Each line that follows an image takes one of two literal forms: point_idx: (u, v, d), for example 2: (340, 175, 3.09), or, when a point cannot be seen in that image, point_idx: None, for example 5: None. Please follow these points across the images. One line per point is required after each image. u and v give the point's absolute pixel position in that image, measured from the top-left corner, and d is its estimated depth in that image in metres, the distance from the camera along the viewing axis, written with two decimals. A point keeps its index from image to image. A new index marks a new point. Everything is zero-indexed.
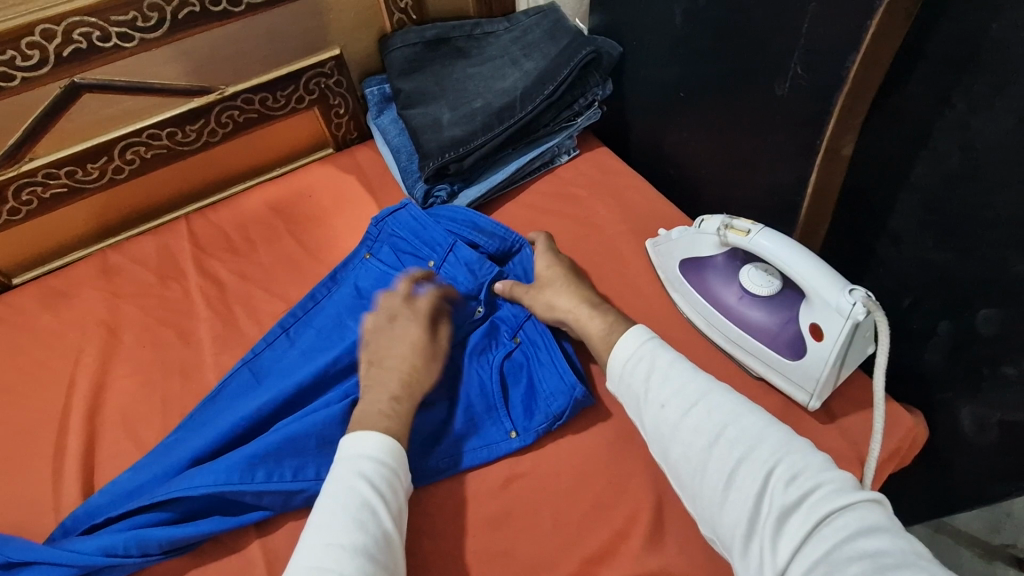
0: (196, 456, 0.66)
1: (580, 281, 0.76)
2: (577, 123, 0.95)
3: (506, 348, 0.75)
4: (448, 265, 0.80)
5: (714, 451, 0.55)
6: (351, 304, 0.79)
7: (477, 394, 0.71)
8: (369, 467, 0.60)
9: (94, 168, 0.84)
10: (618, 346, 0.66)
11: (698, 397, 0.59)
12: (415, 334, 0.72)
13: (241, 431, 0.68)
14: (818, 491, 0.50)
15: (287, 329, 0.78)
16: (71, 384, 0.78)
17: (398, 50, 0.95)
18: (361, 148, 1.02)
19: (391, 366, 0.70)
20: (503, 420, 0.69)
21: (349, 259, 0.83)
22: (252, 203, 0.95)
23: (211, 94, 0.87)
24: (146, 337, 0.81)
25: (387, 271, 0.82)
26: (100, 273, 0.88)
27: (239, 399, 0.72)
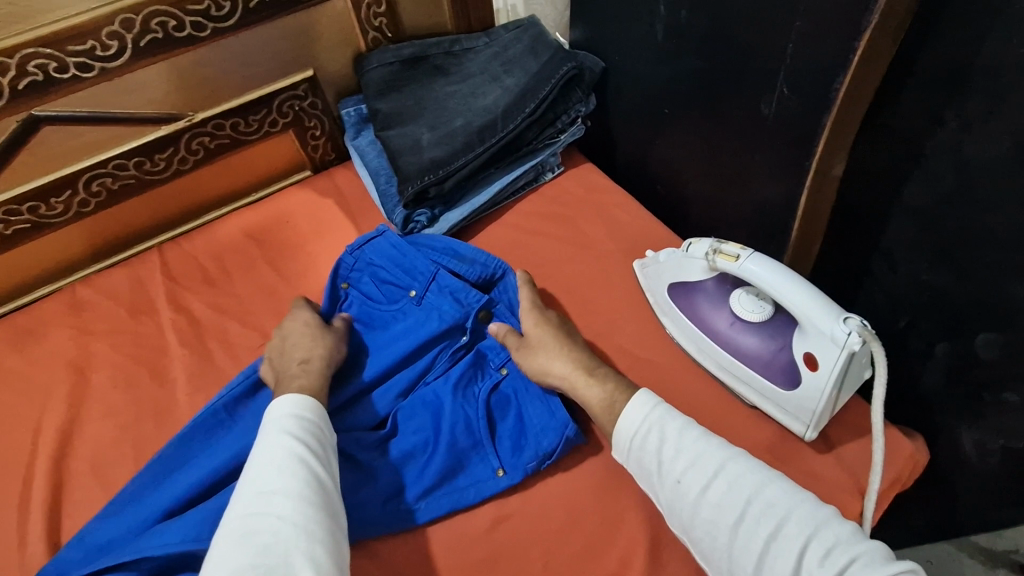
0: (169, 507, 0.63)
1: (573, 340, 0.71)
2: (560, 140, 0.92)
3: (493, 379, 0.72)
4: (430, 295, 0.78)
5: (740, 529, 0.53)
6: None
7: (460, 425, 0.68)
8: (298, 423, 0.61)
9: (58, 202, 0.81)
10: (623, 419, 0.62)
11: (717, 468, 0.57)
12: (308, 319, 0.75)
13: (215, 480, 0.65)
14: (853, 566, 0.48)
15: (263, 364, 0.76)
16: (38, 430, 0.74)
17: (374, 69, 0.92)
18: (339, 169, 0.99)
19: (289, 349, 0.71)
20: (490, 458, 0.67)
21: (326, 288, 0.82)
22: (227, 231, 0.92)
23: (180, 121, 0.84)
24: (117, 377, 0.78)
25: (369, 302, 0.80)
26: (68, 310, 0.85)
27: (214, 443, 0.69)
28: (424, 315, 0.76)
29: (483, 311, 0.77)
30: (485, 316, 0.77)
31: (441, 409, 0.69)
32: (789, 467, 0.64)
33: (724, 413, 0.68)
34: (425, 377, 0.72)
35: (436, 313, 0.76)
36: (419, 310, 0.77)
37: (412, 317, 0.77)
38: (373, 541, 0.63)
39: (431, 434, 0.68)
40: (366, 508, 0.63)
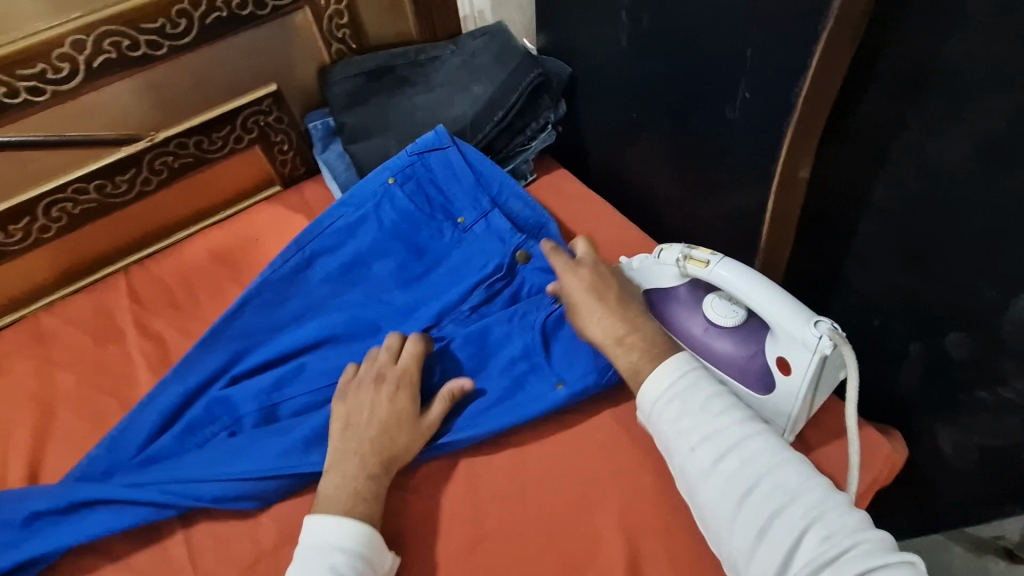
0: (250, 398, 0.73)
1: (621, 304, 0.68)
2: (532, 147, 0.91)
3: (546, 310, 0.75)
4: (478, 226, 0.83)
5: (747, 503, 0.52)
6: (378, 238, 0.83)
7: (516, 350, 0.73)
8: (337, 555, 0.57)
9: (18, 228, 0.79)
10: (648, 383, 0.61)
11: (734, 443, 0.55)
12: (405, 412, 0.66)
13: (283, 379, 0.74)
14: (852, 550, 0.48)
15: (312, 261, 0.82)
16: (2, 467, 0.72)
17: (338, 84, 0.90)
18: (309, 184, 0.98)
19: (376, 443, 0.64)
20: (548, 375, 0.71)
21: (371, 183, 0.84)
22: (195, 251, 0.90)
23: (141, 141, 0.82)
24: (84, 408, 0.77)
25: (418, 229, 0.84)
26: (31, 340, 0.82)
27: (283, 338, 0.78)
28: (468, 248, 0.82)
29: (521, 250, 0.81)
30: (524, 256, 0.81)
31: (491, 330, 0.74)
32: None
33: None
34: (465, 303, 0.78)
35: (481, 247, 0.82)
36: (465, 250, 0.82)
37: (454, 241, 0.83)
38: None
39: (484, 360, 0.73)
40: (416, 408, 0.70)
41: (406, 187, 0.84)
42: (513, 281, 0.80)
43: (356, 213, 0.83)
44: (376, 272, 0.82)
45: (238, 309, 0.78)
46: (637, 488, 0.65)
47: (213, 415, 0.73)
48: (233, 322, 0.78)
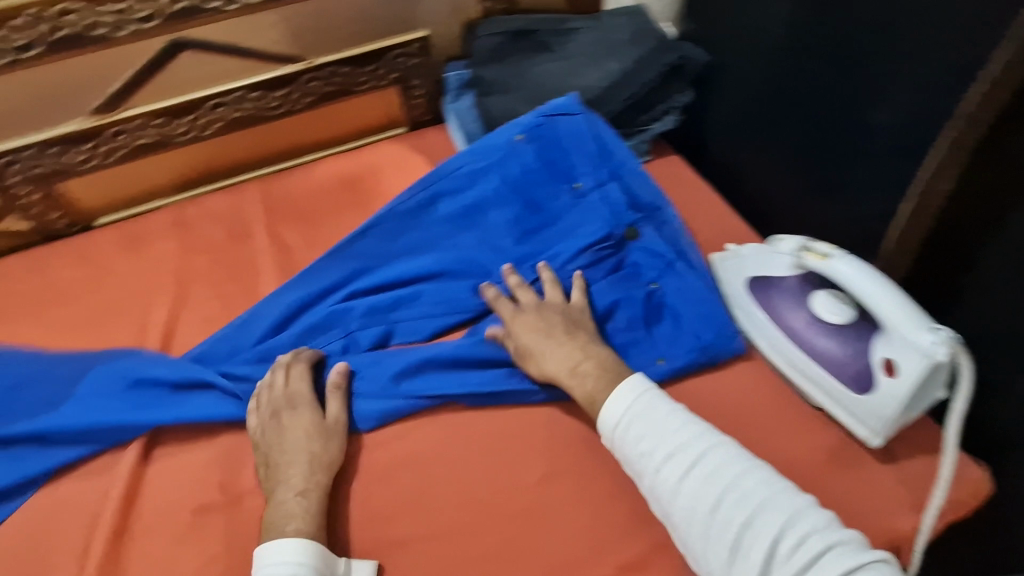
0: (363, 313, 0.80)
1: (571, 337, 0.73)
2: (652, 128, 0.95)
3: (645, 290, 0.80)
4: (593, 193, 0.87)
5: (716, 518, 0.57)
6: (497, 190, 0.88)
7: (622, 324, 0.77)
8: (296, 571, 0.59)
9: (183, 123, 0.88)
10: (605, 410, 0.66)
11: (698, 457, 0.60)
12: (308, 420, 0.70)
13: (397, 302, 0.81)
14: (823, 552, 0.53)
15: (435, 200, 0.89)
16: (144, 328, 0.83)
17: (483, 38, 0.95)
18: (432, 130, 1.03)
19: (296, 460, 0.68)
20: (649, 351, 0.75)
21: (499, 139, 0.90)
22: (324, 173, 0.98)
23: (300, 64, 0.89)
24: (216, 292, 0.86)
25: (539, 190, 0.89)
26: (175, 225, 0.92)
27: (398, 266, 0.84)
28: (581, 213, 0.87)
29: (632, 228, 0.85)
30: (634, 233, 0.85)
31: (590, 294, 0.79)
32: (847, 474, 0.65)
33: (785, 407, 0.71)
34: (573, 263, 0.83)
35: (593, 215, 0.86)
36: (579, 216, 0.86)
37: (568, 205, 0.88)
38: (434, 483, 0.70)
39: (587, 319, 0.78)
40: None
41: (532, 144, 0.89)
42: (620, 253, 0.84)
43: (481, 161, 0.89)
44: (490, 220, 0.87)
45: (365, 231, 0.86)
46: None
47: (331, 323, 0.80)
48: (354, 245, 0.86)
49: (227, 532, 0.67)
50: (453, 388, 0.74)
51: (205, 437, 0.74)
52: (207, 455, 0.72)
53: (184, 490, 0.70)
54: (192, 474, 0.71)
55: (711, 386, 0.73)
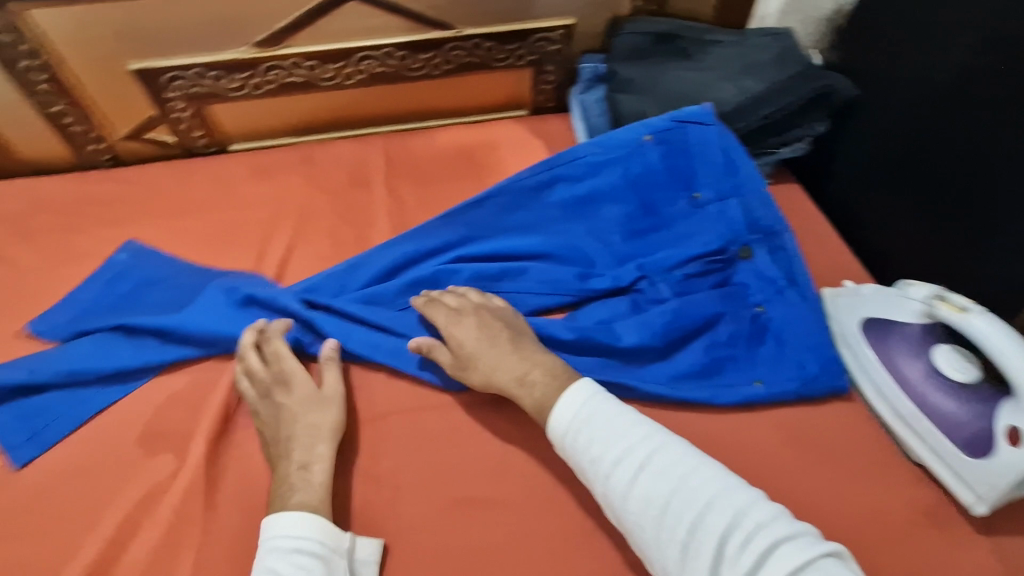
0: (469, 278, 0.83)
1: (516, 346, 0.73)
2: (779, 153, 0.95)
3: (750, 312, 0.80)
4: (711, 206, 0.87)
5: (665, 520, 0.57)
6: (617, 186, 0.89)
7: (723, 339, 0.78)
8: (297, 545, 0.60)
9: (332, 68, 0.92)
10: (555, 417, 0.67)
11: (646, 460, 0.61)
12: (307, 395, 0.71)
13: (504, 274, 0.84)
14: (771, 549, 0.53)
15: (554, 184, 0.90)
16: (263, 253, 0.88)
17: (627, 35, 0.96)
18: (553, 117, 1.05)
19: (299, 436, 0.68)
20: (746, 371, 0.76)
21: (627, 137, 0.90)
22: (445, 140, 1.01)
23: (447, 30, 0.92)
24: (331, 232, 0.91)
25: (658, 195, 0.89)
26: (301, 163, 0.98)
27: (508, 240, 0.87)
28: (696, 224, 0.87)
29: (746, 247, 0.85)
30: (746, 253, 0.85)
31: (694, 303, 0.80)
32: (937, 534, 0.65)
33: (875, 454, 0.70)
34: (681, 270, 0.84)
35: (707, 228, 0.86)
36: (695, 226, 0.87)
37: (684, 214, 0.88)
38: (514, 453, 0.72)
39: (686, 326, 0.78)
40: (620, 347, 0.78)
41: (658, 147, 0.89)
42: (729, 270, 0.84)
43: (605, 155, 0.90)
44: (604, 214, 0.89)
45: (482, 200, 0.88)
46: (795, 491, 0.68)
47: (437, 281, 0.83)
48: (469, 212, 0.88)
49: None
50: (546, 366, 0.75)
51: (306, 364, 0.78)
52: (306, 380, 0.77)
53: None
54: None
55: (801, 418, 0.73)
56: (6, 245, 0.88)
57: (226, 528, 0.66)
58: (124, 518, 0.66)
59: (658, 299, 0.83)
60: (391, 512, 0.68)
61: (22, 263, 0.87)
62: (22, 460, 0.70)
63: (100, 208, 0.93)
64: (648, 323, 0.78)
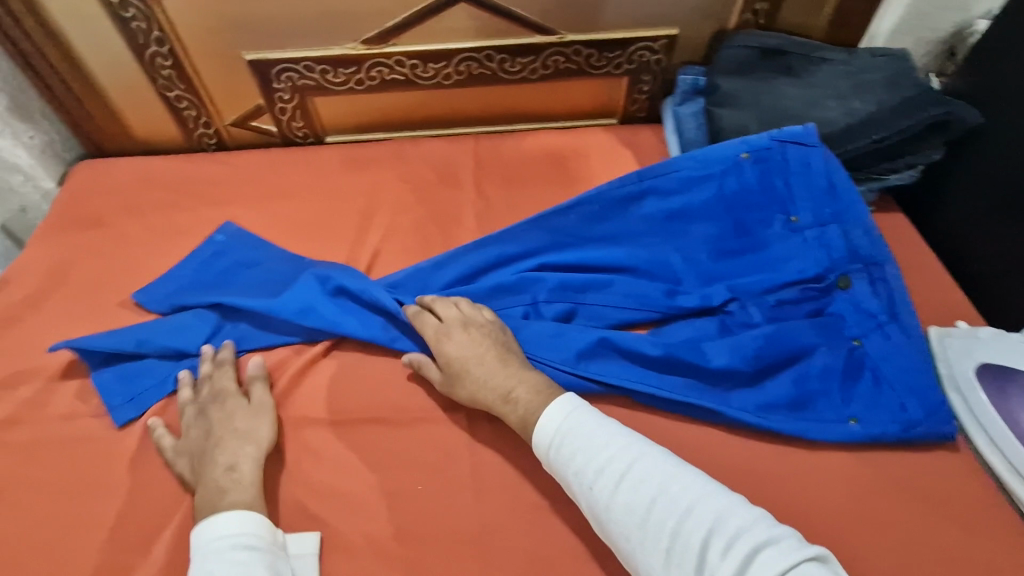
0: (555, 288, 0.82)
1: (502, 363, 0.72)
2: (888, 179, 0.90)
3: (847, 346, 0.76)
4: (808, 231, 0.83)
5: (648, 528, 0.57)
6: (709, 204, 0.87)
7: (817, 372, 0.75)
8: (237, 542, 0.60)
9: (432, 67, 0.94)
10: (537, 428, 0.66)
11: (626, 470, 0.61)
12: (236, 405, 0.72)
13: (590, 284, 0.83)
14: (753, 555, 0.51)
15: (642, 196, 0.88)
16: (355, 245, 0.91)
17: (732, 49, 0.93)
18: (644, 128, 1.04)
19: (225, 439, 0.68)
20: (840, 408, 0.72)
21: (723, 154, 0.87)
22: (534, 144, 1.01)
23: (549, 36, 0.92)
24: (419, 228, 0.92)
25: (751, 216, 0.86)
26: (392, 158, 1.00)
27: (594, 250, 0.85)
28: (790, 249, 0.83)
29: (845, 277, 0.81)
30: (844, 283, 0.81)
31: (788, 332, 0.77)
32: None
33: (977, 509, 0.67)
34: (774, 296, 0.81)
35: (804, 254, 0.82)
36: (789, 251, 0.83)
37: (778, 238, 0.84)
38: None
39: (777, 353, 0.75)
40: (709, 369, 0.75)
41: (756, 166, 0.86)
42: (824, 300, 0.81)
43: (699, 170, 0.87)
44: (692, 231, 0.87)
45: (570, 207, 0.87)
46: (885, 539, 0.65)
47: (522, 287, 0.83)
48: (556, 220, 0.87)
49: (401, 448, 0.72)
50: (630, 381, 0.74)
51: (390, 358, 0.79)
52: (391, 372, 0.78)
53: (368, 397, 0.76)
54: (375, 387, 0.77)
55: (898, 461, 0.70)
56: (117, 218, 0.94)
57: (311, 510, 0.68)
58: None
59: (749, 322, 0.80)
60: (472, 513, 0.67)
61: (131, 236, 0.92)
62: (123, 421, 0.74)
63: (203, 189, 0.97)
64: (739, 347, 0.75)
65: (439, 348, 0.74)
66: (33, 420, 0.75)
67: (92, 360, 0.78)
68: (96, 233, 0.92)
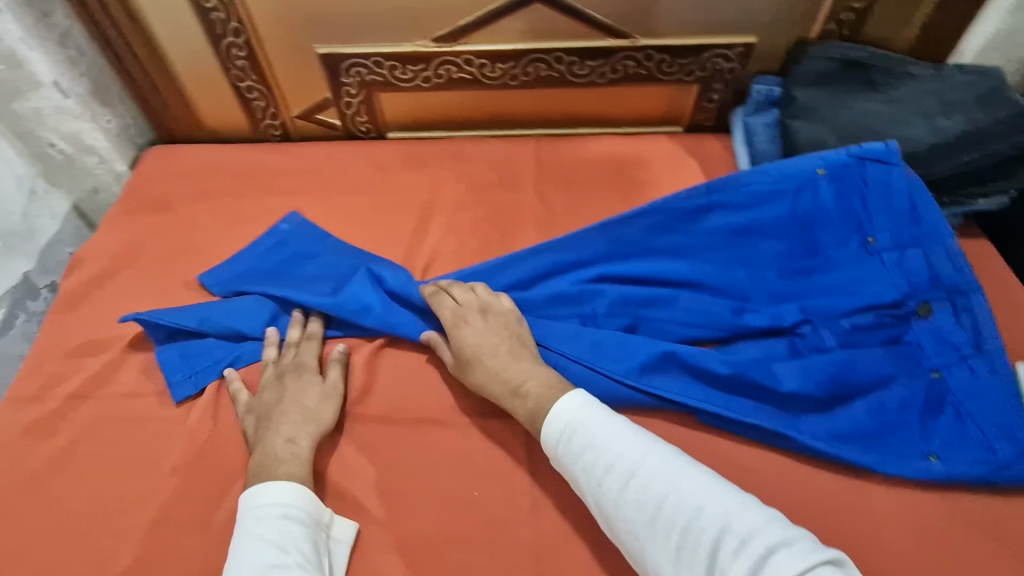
0: (615, 300, 0.80)
1: (514, 356, 0.72)
2: (976, 204, 0.85)
3: (926, 378, 0.72)
4: (885, 253, 0.80)
5: (658, 527, 0.55)
6: (780, 220, 0.83)
7: (893, 403, 0.71)
8: (286, 511, 0.61)
9: (500, 67, 0.93)
10: (545, 423, 0.65)
11: (636, 467, 0.58)
12: (309, 381, 0.73)
13: (652, 298, 0.80)
14: (765, 556, 0.49)
15: (709, 210, 0.85)
16: (413, 241, 0.90)
17: (814, 60, 0.90)
18: (711, 137, 1.01)
19: (291, 414, 0.70)
20: (919, 443, 0.69)
21: (800, 168, 0.84)
22: (597, 148, 0.99)
23: (622, 39, 0.90)
24: (477, 228, 0.91)
25: (826, 235, 0.82)
26: (453, 157, 0.99)
27: (658, 263, 0.83)
28: (865, 271, 0.79)
29: (925, 304, 0.77)
30: (924, 310, 0.77)
31: (862, 359, 0.73)
32: None
33: None
34: (848, 320, 0.77)
35: (882, 277, 0.78)
36: (865, 274, 0.79)
37: (853, 259, 0.80)
38: None
39: (852, 379, 0.72)
40: (779, 391, 0.72)
41: (833, 184, 0.83)
42: (901, 327, 0.77)
43: (773, 185, 0.84)
44: (760, 248, 0.83)
45: (631, 218, 0.85)
46: None
47: (581, 296, 0.81)
48: (617, 229, 0.85)
49: (454, 450, 0.71)
50: (691, 402, 0.71)
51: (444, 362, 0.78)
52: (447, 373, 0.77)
53: (425, 395, 0.75)
54: (430, 387, 0.76)
55: (981, 505, 0.66)
56: (183, 203, 0.95)
57: (366, 506, 0.67)
58: None
59: (821, 347, 0.76)
60: (525, 522, 0.66)
61: (195, 221, 0.93)
62: (181, 397, 0.76)
63: (266, 178, 0.98)
64: (812, 369, 0.72)
65: (452, 334, 0.75)
66: (98, 396, 0.77)
67: (155, 334, 0.80)
68: (162, 217, 0.94)
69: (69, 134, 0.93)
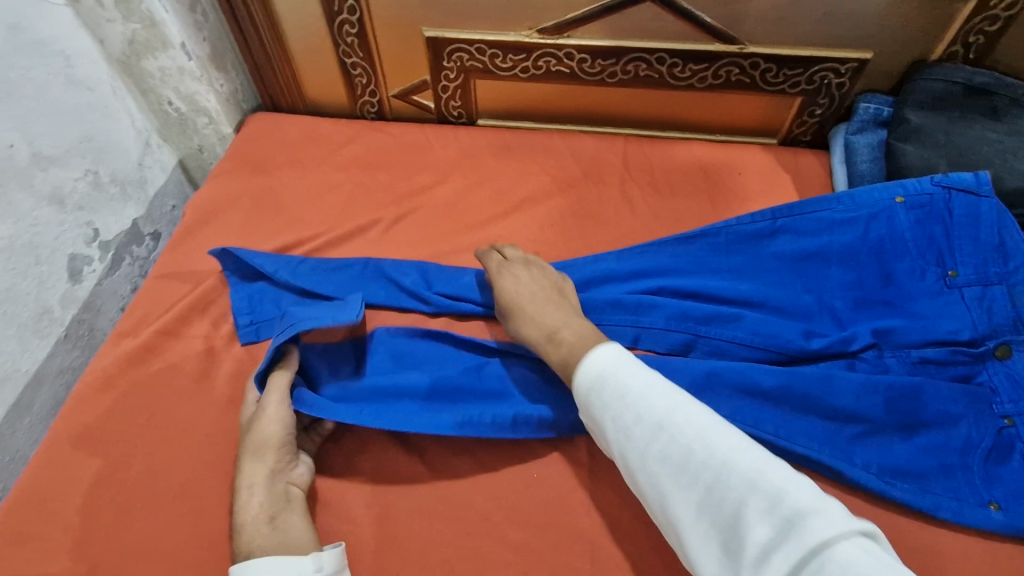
0: (678, 311, 0.76)
1: (556, 306, 0.72)
2: None
3: (994, 423, 0.68)
4: (967, 290, 0.74)
5: (682, 483, 0.51)
6: (853, 247, 0.79)
7: (956, 444, 0.67)
8: None
9: (600, 64, 0.94)
10: (578, 370, 0.61)
11: (664, 421, 0.53)
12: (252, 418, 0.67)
13: (716, 313, 0.76)
14: (793, 520, 0.44)
15: (774, 231, 0.82)
16: (494, 226, 0.91)
17: (931, 82, 0.86)
18: (806, 152, 0.98)
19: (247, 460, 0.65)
20: (979, 489, 0.65)
21: (877, 196, 0.80)
22: (685, 153, 0.98)
23: (730, 45, 0.89)
24: (559, 220, 0.92)
25: (900, 265, 0.77)
26: (540, 148, 1.00)
27: (728, 277, 0.81)
28: (940, 306, 0.74)
29: (1004, 347, 0.71)
30: (1003, 352, 0.71)
31: (932, 396, 0.69)
32: None
33: None
34: (918, 352, 0.73)
35: (960, 313, 0.73)
36: (940, 309, 0.74)
37: (929, 292, 0.75)
38: None
39: (918, 415, 0.68)
40: (842, 415, 0.68)
41: (912, 213, 0.78)
42: (974, 367, 0.72)
43: (846, 212, 0.80)
44: (828, 273, 0.79)
45: (693, 236, 0.84)
46: None
47: (639, 303, 0.77)
48: (683, 244, 0.84)
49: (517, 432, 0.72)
50: (742, 423, 0.68)
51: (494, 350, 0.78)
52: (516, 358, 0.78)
53: None
54: None
55: None
56: (280, 167, 1.00)
57: (426, 474, 0.69)
58: (338, 433, 0.72)
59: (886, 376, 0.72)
60: (583, 513, 0.66)
61: (288, 185, 0.98)
62: (247, 338, 0.81)
63: (357, 151, 1.02)
64: (874, 400, 0.68)
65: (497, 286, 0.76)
66: (184, 336, 0.81)
67: (233, 273, 0.84)
68: (259, 178, 0.98)
69: (187, 95, 0.99)
